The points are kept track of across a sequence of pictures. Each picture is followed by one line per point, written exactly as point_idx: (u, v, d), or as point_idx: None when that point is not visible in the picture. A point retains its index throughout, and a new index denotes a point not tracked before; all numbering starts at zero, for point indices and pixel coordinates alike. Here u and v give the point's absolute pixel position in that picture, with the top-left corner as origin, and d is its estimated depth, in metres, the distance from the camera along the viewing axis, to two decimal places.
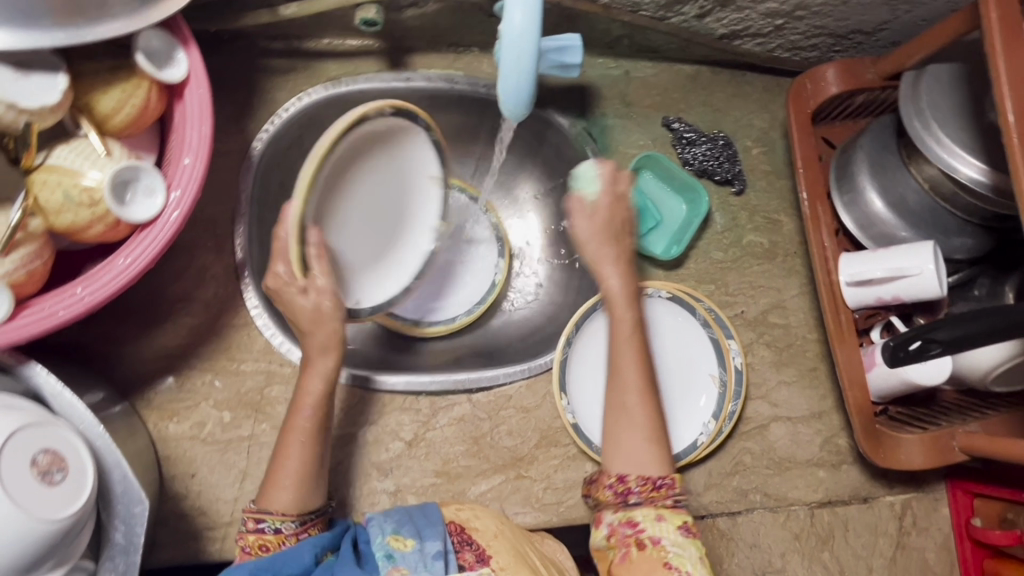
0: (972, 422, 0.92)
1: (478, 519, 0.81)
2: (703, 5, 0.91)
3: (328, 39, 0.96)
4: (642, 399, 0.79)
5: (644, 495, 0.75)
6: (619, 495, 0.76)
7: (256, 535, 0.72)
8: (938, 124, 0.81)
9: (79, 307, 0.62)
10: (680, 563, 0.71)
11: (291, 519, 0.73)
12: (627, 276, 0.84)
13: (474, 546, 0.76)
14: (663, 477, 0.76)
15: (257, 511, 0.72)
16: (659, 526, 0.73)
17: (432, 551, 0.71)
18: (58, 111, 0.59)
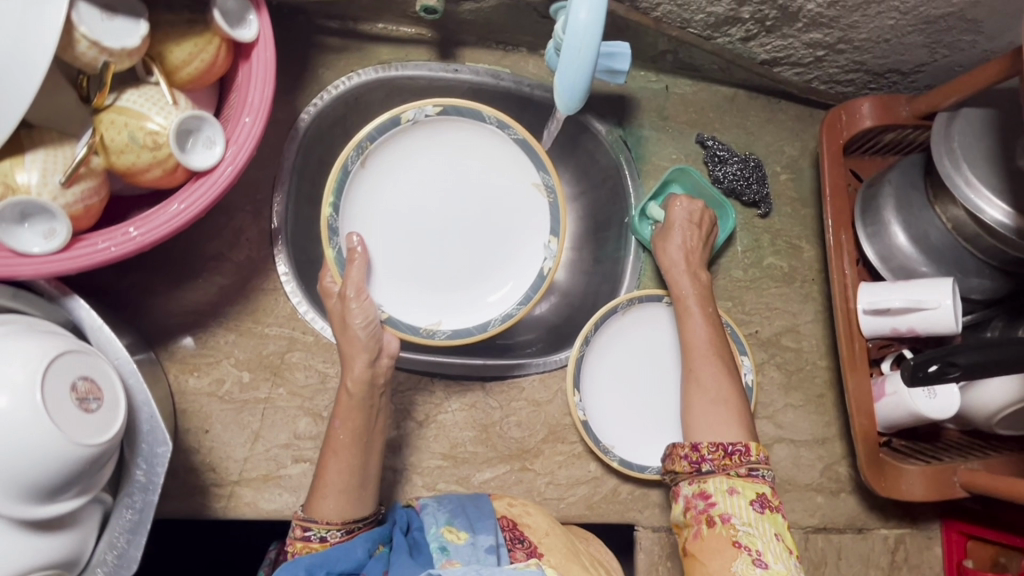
0: (974, 460, 0.95)
1: (529, 515, 0.87)
2: (750, 28, 0.94)
3: (383, 24, 0.99)
4: (715, 374, 0.87)
5: (716, 463, 0.80)
6: (693, 463, 0.81)
7: (302, 542, 0.76)
8: (967, 165, 0.83)
9: (130, 246, 0.64)
10: (750, 541, 0.75)
11: (337, 528, 0.77)
12: (698, 281, 0.95)
13: (526, 544, 0.83)
14: (736, 444, 0.81)
15: (304, 520, 0.77)
16: (733, 499, 0.78)
17: (485, 545, 0.79)
18: (135, 55, 0.62)
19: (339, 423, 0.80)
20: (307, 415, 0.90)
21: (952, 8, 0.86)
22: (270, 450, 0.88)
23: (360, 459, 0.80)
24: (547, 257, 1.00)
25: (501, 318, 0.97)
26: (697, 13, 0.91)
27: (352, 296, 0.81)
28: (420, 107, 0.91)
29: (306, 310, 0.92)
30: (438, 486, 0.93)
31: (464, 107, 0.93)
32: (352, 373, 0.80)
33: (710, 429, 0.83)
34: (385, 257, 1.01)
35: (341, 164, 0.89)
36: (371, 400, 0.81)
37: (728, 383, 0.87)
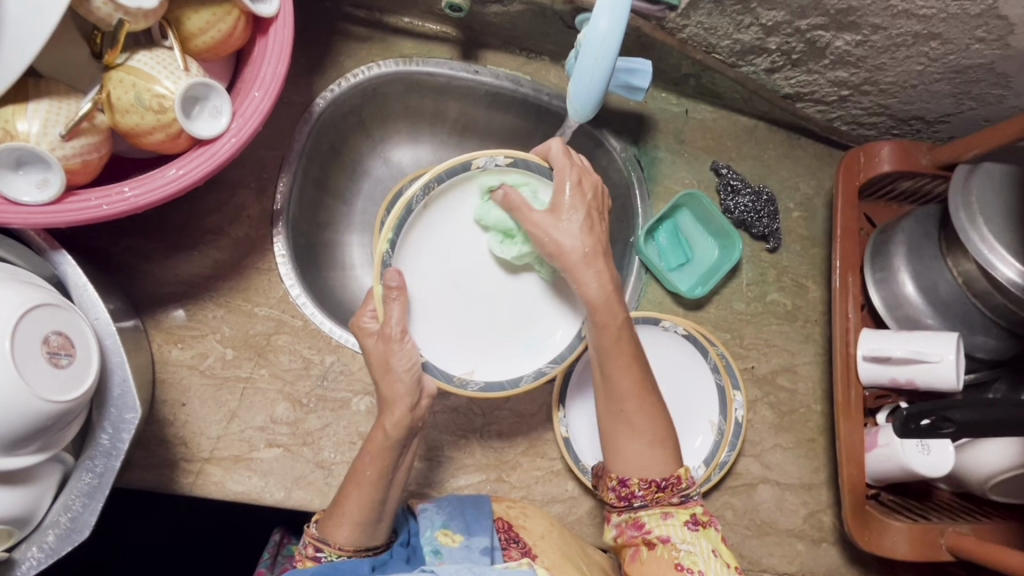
0: (963, 523, 0.91)
1: (527, 518, 0.86)
2: (775, 60, 0.93)
3: (408, 19, 0.99)
4: (643, 404, 0.78)
5: (648, 498, 0.79)
6: (623, 498, 0.79)
7: (312, 560, 0.75)
8: (983, 220, 0.81)
9: (122, 207, 0.63)
10: (692, 561, 0.76)
11: (346, 554, 0.75)
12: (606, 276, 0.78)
13: (521, 544, 0.82)
14: (666, 479, 0.78)
15: (318, 539, 0.75)
16: (668, 523, 0.78)
17: (479, 546, 0.79)
18: (150, 16, 0.61)
19: (368, 458, 0.76)
20: (285, 400, 0.89)
21: (983, 60, 0.84)
22: (245, 432, 0.87)
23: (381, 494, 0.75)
24: (585, 318, 0.89)
25: (534, 374, 0.86)
26: (723, 39, 0.90)
27: (394, 340, 0.76)
28: (491, 154, 0.81)
29: (297, 294, 0.92)
30: (410, 488, 0.91)
31: (534, 160, 0.82)
32: (387, 417, 0.75)
33: (633, 466, 0.79)
34: (430, 311, 0.88)
35: (403, 205, 0.80)
36: (401, 446, 0.76)
37: (652, 394, 0.79)
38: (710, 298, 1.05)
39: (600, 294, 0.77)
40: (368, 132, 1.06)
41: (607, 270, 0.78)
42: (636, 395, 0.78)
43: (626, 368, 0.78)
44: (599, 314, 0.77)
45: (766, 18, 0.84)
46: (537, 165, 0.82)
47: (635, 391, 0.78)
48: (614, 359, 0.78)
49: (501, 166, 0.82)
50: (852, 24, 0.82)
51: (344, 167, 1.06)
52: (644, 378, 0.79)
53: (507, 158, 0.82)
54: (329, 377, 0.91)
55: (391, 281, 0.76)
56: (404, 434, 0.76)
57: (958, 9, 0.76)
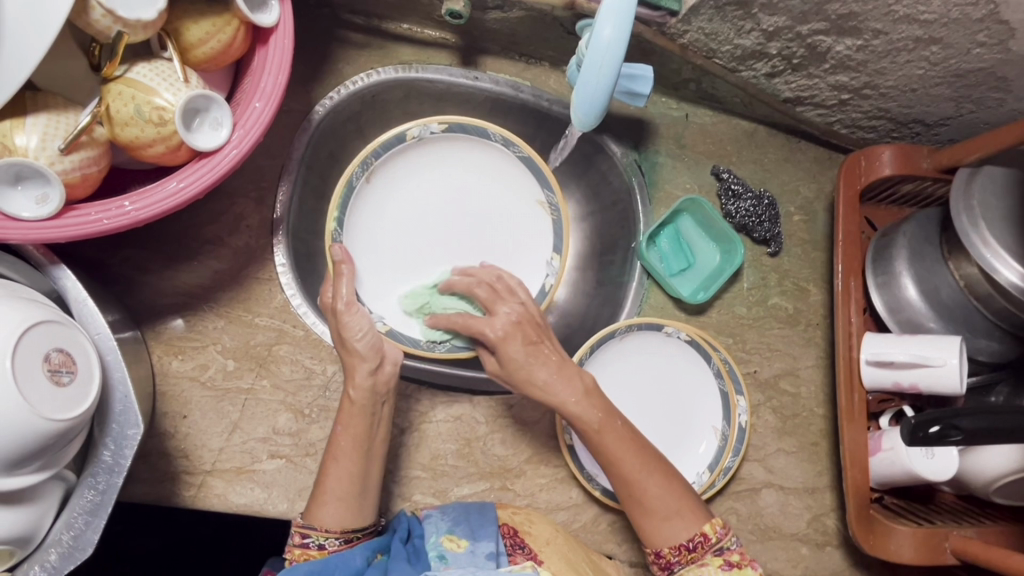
0: (968, 526, 0.91)
1: (532, 524, 0.85)
2: (775, 65, 0.93)
3: (407, 25, 0.99)
4: (663, 482, 0.79)
5: (683, 561, 0.79)
6: (662, 568, 0.80)
7: (301, 548, 0.76)
8: (986, 224, 0.81)
9: (123, 221, 0.62)
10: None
11: (335, 535, 0.77)
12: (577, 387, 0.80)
13: (526, 550, 0.81)
14: (694, 539, 0.78)
15: (304, 527, 0.76)
16: (703, 571, 0.78)
17: (484, 552, 0.77)
18: (149, 28, 0.60)
19: (340, 428, 0.79)
20: (287, 411, 0.88)
21: (984, 64, 0.84)
22: (247, 444, 0.86)
23: (361, 459, 0.79)
24: (548, 274, 1.01)
25: None
26: (724, 44, 0.90)
27: (347, 310, 0.80)
28: (423, 125, 0.92)
29: (299, 304, 0.91)
30: (413, 497, 0.91)
31: (470, 124, 0.93)
32: (355, 379, 0.79)
33: (661, 536, 0.79)
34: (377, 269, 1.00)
35: (347, 180, 0.90)
36: (373, 407, 0.80)
37: (667, 473, 0.80)
38: (712, 303, 1.05)
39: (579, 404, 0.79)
40: (367, 138, 1.05)
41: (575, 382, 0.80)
42: (643, 477, 0.79)
43: (628, 453, 0.79)
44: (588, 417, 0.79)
45: (767, 24, 0.84)
46: (469, 126, 0.93)
47: (642, 473, 0.79)
48: (612, 446, 0.79)
49: (435, 132, 0.93)
50: (853, 29, 0.82)
51: (343, 175, 1.05)
52: (644, 455, 0.80)
53: (438, 126, 0.93)
54: (331, 386, 0.90)
55: (339, 255, 0.83)
56: (370, 395, 0.79)
57: (960, 14, 0.76)
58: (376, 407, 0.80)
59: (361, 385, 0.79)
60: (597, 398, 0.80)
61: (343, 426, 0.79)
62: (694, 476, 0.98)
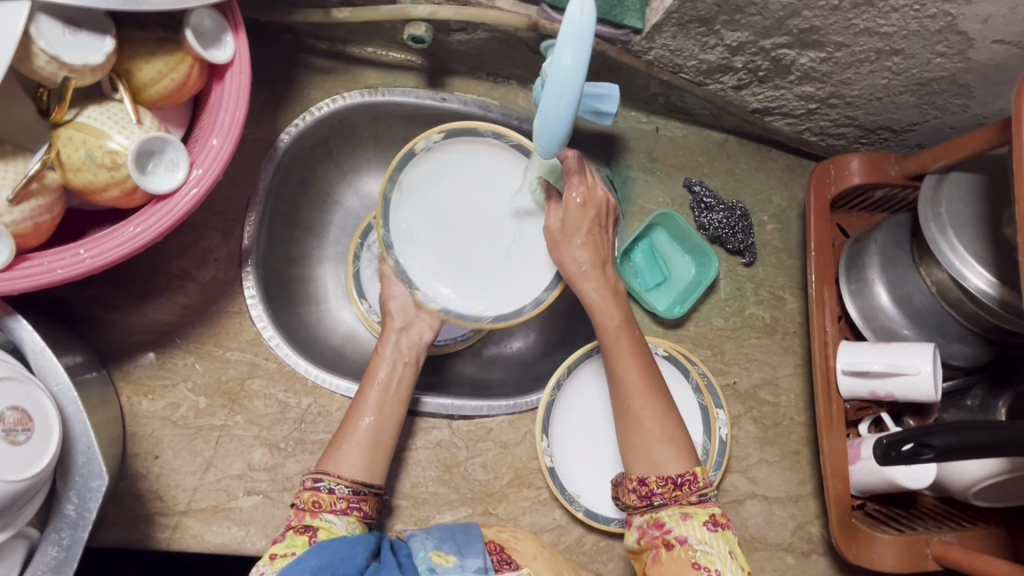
0: (948, 532, 0.91)
1: (517, 540, 0.79)
2: (742, 77, 0.93)
3: (372, 48, 0.98)
4: (650, 402, 0.79)
5: (668, 496, 0.75)
6: (641, 498, 0.76)
7: (311, 491, 0.74)
8: (953, 231, 0.81)
9: (78, 269, 0.61)
10: (710, 561, 0.71)
11: (345, 483, 0.75)
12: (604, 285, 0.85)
13: (515, 564, 0.73)
14: (685, 475, 0.75)
15: (317, 471, 0.75)
16: (687, 524, 0.73)
17: (474, 567, 0.69)
18: (98, 72, 0.59)
19: (372, 383, 0.83)
20: (262, 445, 0.87)
21: (945, 73, 0.85)
22: (222, 481, 0.85)
23: (386, 418, 0.81)
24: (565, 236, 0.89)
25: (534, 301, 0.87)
26: (689, 59, 0.90)
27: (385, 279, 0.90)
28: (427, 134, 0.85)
29: (270, 336, 0.89)
30: (394, 525, 0.90)
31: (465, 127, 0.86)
32: (386, 335, 0.87)
33: (647, 462, 0.77)
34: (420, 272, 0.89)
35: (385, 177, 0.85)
36: (399, 360, 0.86)
37: (660, 392, 0.81)
38: (689, 316, 1.05)
39: (600, 297, 0.84)
40: (337, 162, 1.04)
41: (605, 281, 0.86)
42: (637, 393, 0.80)
43: (628, 364, 0.82)
44: (598, 314, 0.84)
45: (730, 39, 0.84)
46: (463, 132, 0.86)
47: (638, 388, 0.80)
48: (616, 357, 0.82)
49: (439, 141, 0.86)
50: (816, 42, 0.82)
51: (314, 200, 1.03)
52: (648, 375, 0.81)
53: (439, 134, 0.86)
54: (306, 417, 0.89)
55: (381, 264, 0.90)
56: (394, 350, 0.86)
57: (918, 26, 0.76)
58: (399, 366, 0.85)
59: (391, 339, 0.87)
60: (618, 301, 0.86)
61: (374, 374, 0.84)
62: None
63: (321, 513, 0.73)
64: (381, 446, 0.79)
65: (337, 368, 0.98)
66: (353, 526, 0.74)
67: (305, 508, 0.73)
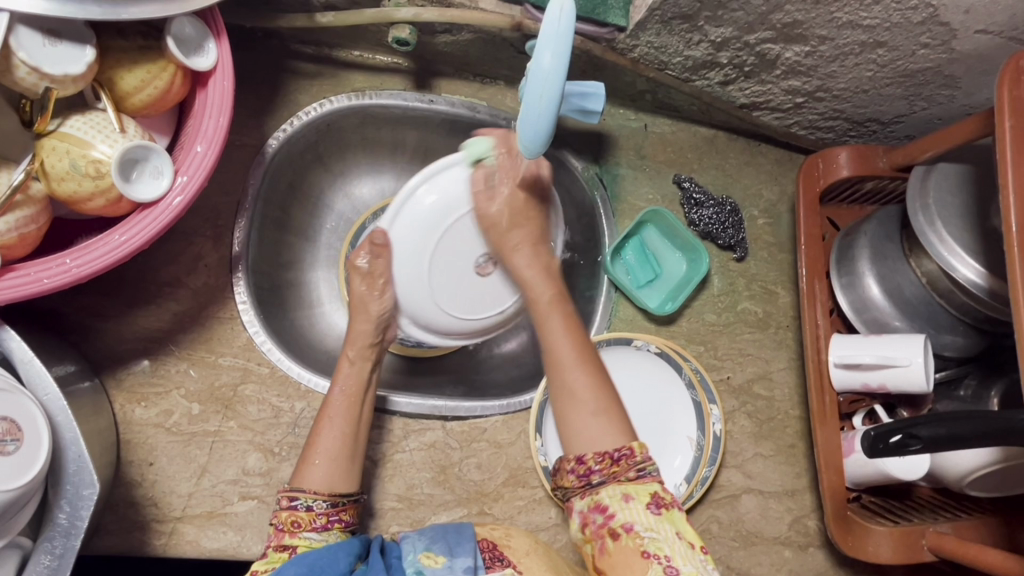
0: (943, 522, 0.91)
1: (510, 538, 0.79)
2: (727, 73, 0.93)
3: (358, 52, 0.98)
4: (584, 372, 0.75)
5: (606, 473, 0.69)
6: (580, 478, 0.70)
7: (288, 511, 0.73)
8: (941, 222, 0.81)
9: (65, 278, 0.61)
10: (658, 549, 0.65)
11: (322, 497, 0.74)
12: (536, 259, 0.83)
13: (505, 560, 0.73)
14: (622, 449, 0.69)
15: (291, 489, 0.74)
16: (629, 506, 0.68)
17: (462, 567, 0.69)
18: (80, 82, 0.59)
19: (338, 393, 0.82)
20: (256, 451, 0.87)
21: (930, 64, 0.85)
22: (217, 487, 0.85)
23: (353, 426, 0.81)
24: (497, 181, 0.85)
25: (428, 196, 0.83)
26: (674, 56, 0.90)
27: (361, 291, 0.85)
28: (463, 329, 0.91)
29: (262, 341, 0.89)
30: (389, 527, 0.90)
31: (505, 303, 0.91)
32: (350, 349, 0.84)
33: (585, 437, 0.71)
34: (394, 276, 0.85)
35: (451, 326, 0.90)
36: (365, 371, 0.84)
37: (597, 366, 0.76)
38: (681, 312, 1.05)
39: (525, 266, 0.82)
40: (327, 166, 1.04)
41: (535, 254, 0.83)
42: (571, 366, 0.75)
43: (562, 334, 0.77)
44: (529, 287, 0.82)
45: (714, 35, 0.84)
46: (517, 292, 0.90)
47: (570, 361, 0.75)
48: (548, 327, 0.79)
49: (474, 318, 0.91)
50: (799, 36, 0.82)
51: (305, 204, 1.04)
52: (581, 348, 0.77)
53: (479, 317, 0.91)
54: (300, 421, 0.89)
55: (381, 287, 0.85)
56: (357, 356, 0.84)
57: (901, 18, 0.76)
58: (364, 375, 0.84)
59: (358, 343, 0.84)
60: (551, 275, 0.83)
61: (338, 387, 0.82)
62: (672, 488, 0.97)
63: (301, 532, 0.72)
64: (349, 454, 0.79)
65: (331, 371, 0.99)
66: (335, 537, 0.74)
67: (283, 528, 0.72)
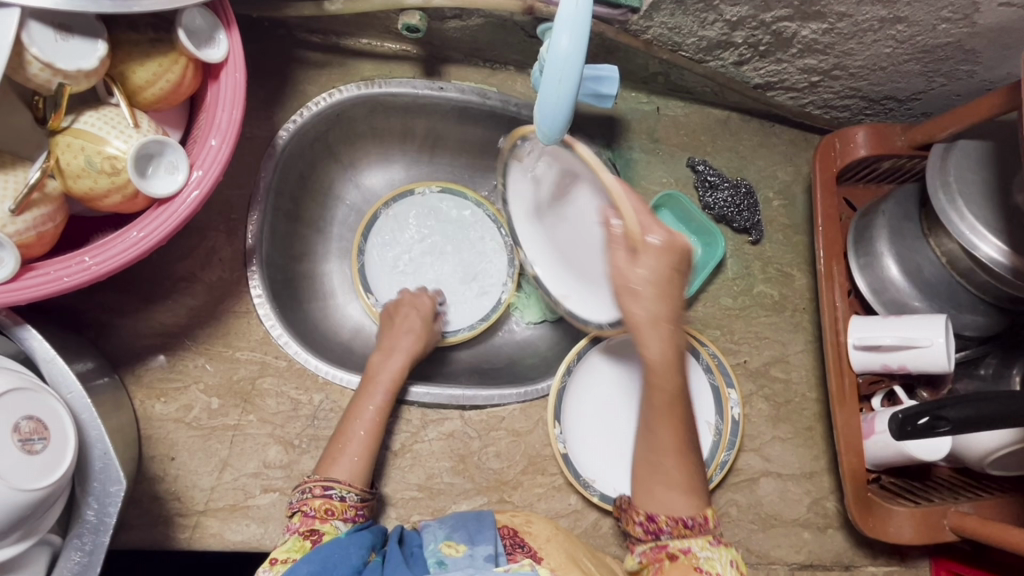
0: (965, 502, 0.91)
1: (532, 524, 0.79)
2: (742, 53, 0.92)
3: (366, 40, 0.97)
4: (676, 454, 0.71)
5: (674, 533, 0.71)
6: (649, 532, 0.72)
7: (323, 500, 0.74)
8: (963, 200, 0.80)
9: (84, 276, 0.61)
10: (711, 567, 0.69)
11: (355, 490, 0.77)
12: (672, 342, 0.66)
13: (526, 547, 0.74)
14: (695, 517, 0.71)
15: (324, 479, 0.76)
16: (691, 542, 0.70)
17: (484, 554, 0.69)
18: (92, 77, 0.59)
19: (382, 393, 0.85)
20: (276, 443, 0.87)
21: (951, 38, 0.83)
22: (238, 480, 0.85)
23: (375, 425, 0.83)
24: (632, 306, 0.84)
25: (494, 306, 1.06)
26: (688, 37, 0.89)
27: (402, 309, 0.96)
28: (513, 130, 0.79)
29: (279, 333, 0.89)
30: (410, 516, 0.90)
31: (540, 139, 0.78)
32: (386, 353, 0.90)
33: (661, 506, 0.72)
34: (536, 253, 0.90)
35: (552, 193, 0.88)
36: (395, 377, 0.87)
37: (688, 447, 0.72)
38: (697, 296, 1.05)
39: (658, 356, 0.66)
40: (338, 157, 1.03)
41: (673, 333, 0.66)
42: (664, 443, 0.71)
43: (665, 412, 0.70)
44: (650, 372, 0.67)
45: (730, 14, 0.83)
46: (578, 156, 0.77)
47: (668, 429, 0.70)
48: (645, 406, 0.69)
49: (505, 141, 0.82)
50: (817, 13, 0.81)
51: (315, 194, 1.03)
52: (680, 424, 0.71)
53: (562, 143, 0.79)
54: (318, 413, 0.89)
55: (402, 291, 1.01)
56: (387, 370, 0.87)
57: None
58: (393, 390, 0.86)
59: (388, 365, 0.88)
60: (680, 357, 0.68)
61: (367, 398, 0.84)
62: None
63: (332, 520, 0.74)
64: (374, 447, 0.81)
65: (346, 362, 0.98)
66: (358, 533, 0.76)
67: (316, 516, 0.74)
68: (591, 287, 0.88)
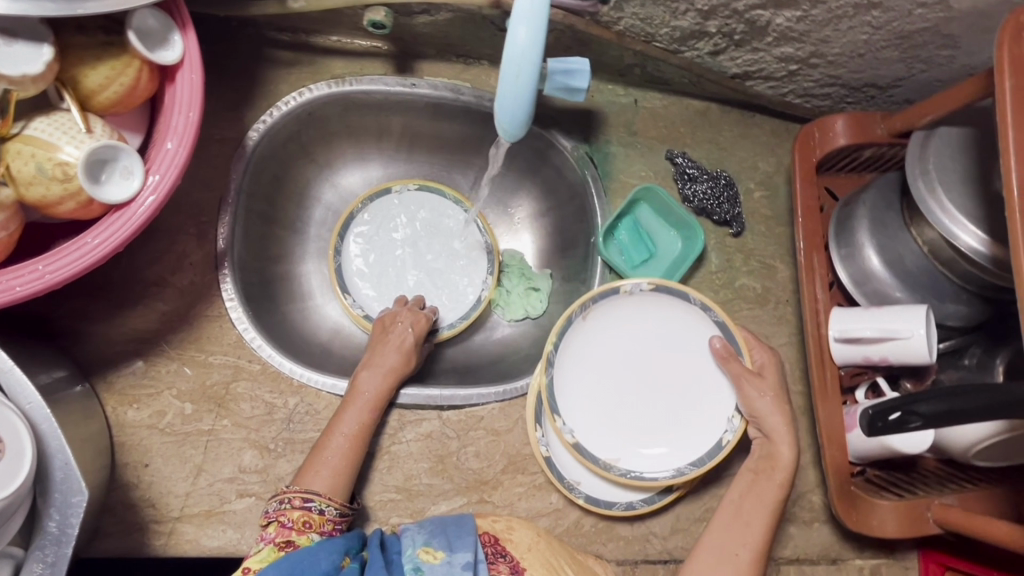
0: (950, 494, 0.90)
1: (513, 530, 0.78)
2: (717, 43, 0.90)
3: (336, 37, 0.96)
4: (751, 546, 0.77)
5: None
6: None
7: (301, 511, 0.74)
8: (942, 188, 0.78)
9: (38, 285, 0.60)
10: None
11: (334, 504, 0.76)
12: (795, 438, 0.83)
13: (508, 557, 0.73)
14: None
15: (303, 491, 0.75)
16: None
17: (461, 562, 0.69)
18: (40, 82, 0.58)
19: (372, 413, 0.84)
20: (252, 447, 0.86)
21: (927, 23, 0.81)
22: (214, 485, 0.84)
23: (355, 447, 0.81)
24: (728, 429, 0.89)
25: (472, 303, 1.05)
26: (661, 27, 0.87)
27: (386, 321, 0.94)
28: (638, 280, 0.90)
29: (252, 337, 0.88)
30: (388, 518, 0.89)
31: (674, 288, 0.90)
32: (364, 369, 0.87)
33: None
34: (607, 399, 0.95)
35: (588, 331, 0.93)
36: (375, 401, 0.85)
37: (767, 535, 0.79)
38: None
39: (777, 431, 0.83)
40: (312, 157, 1.02)
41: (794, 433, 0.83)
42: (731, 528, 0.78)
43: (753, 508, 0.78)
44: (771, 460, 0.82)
45: (701, 3, 0.81)
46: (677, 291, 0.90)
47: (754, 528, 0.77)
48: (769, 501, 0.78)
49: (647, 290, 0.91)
50: (789, 1, 0.79)
51: (290, 195, 1.02)
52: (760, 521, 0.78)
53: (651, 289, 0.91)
54: (294, 416, 0.88)
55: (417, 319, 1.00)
56: (366, 390, 0.85)
57: None
58: (366, 417, 0.84)
59: (365, 393, 0.85)
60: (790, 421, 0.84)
61: (341, 425, 0.82)
62: None
63: (309, 532, 0.73)
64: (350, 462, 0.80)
65: (324, 364, 0.97)
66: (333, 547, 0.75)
67: (294, 527, 0.73)
68: (679, 436, 0.93)
